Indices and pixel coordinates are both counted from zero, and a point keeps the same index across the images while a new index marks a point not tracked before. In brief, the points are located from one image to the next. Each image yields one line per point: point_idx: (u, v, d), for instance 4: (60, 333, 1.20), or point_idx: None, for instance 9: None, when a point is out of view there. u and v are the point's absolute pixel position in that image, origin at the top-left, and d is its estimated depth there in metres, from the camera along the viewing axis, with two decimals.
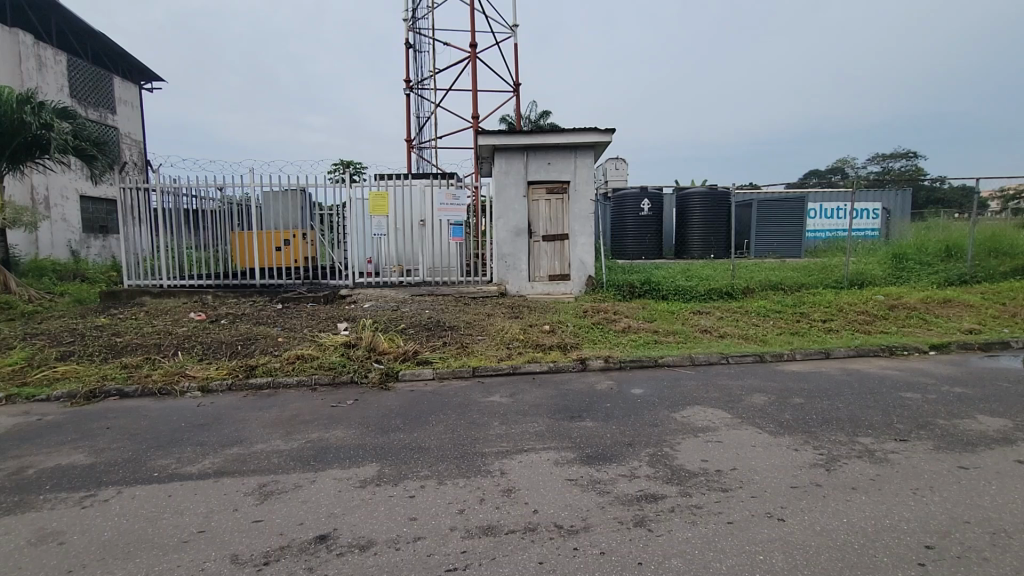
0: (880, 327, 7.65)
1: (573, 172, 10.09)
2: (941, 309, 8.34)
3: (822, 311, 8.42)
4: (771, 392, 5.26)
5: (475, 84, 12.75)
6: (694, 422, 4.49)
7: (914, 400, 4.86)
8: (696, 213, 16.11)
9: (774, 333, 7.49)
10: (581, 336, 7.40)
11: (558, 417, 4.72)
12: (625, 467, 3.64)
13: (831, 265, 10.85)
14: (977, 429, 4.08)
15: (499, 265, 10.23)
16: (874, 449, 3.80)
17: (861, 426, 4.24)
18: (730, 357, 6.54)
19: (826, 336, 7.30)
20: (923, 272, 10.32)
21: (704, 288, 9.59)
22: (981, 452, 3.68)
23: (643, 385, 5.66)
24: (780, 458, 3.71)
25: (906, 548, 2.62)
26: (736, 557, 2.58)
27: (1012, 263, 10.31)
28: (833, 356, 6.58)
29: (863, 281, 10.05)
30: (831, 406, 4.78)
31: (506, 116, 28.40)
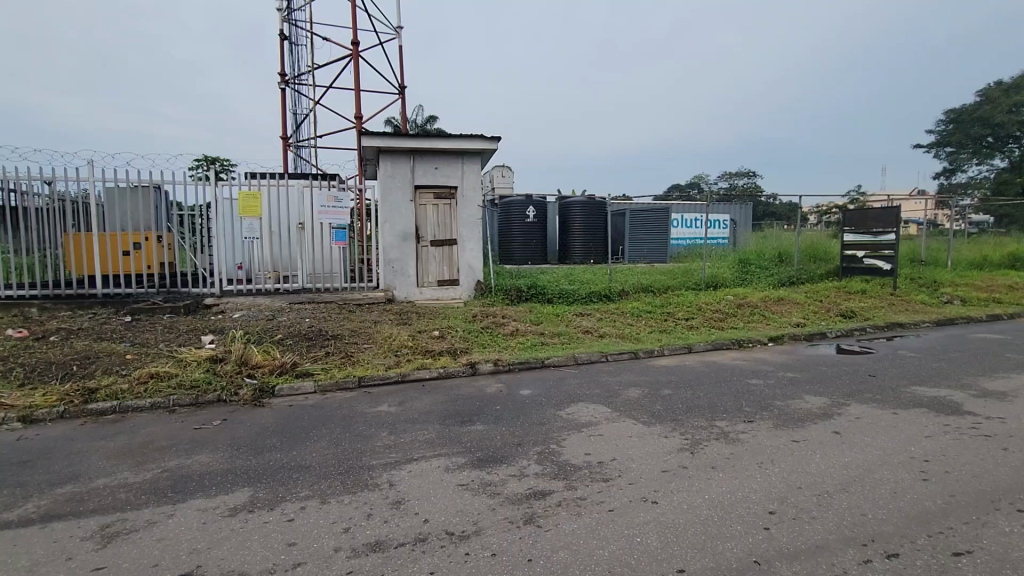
0: (731, 323, 8.71)
1: (460, 177, 10.14)
2: (776, 306, 9.72)
3: (685, 310, 9.37)
4: (644, 386, 5.74)
5: (358, 83, 12.33)
6: (578, 418, 4.74)
7: (758, 385, 5.61)
8: (578, 220, 17.08)
9: (645, 332, 8.18)
10: (470, 341, 7.45)
11: (448, 422, 4.71)
12: (514, 467, 3.73)
13: (691, 269, 12.11)
14: (805, 407, 4.83)
15: (386, 271, 9.95)
16: (728, 430, 4.32)
17: (718, 411, 4.79)
18: (609, 355, 7.01)
19: (689, 333, 8.13)
20: (762, 274, 11.95)
21: (585, 291, 10.18)
22: (808, 426, 4.35)
23: (531, 386, 5.86)
24: (652, 446, 4.05)
25: (755, 515, 3.00)
26: (616, 543, 2.76)
27: (827, 267, 12.35)
28: (695, 350, 7.36)
29: (717, 283, 11.36)
30: (693, 395, 5.35)
31: (391, 119, 27.82)
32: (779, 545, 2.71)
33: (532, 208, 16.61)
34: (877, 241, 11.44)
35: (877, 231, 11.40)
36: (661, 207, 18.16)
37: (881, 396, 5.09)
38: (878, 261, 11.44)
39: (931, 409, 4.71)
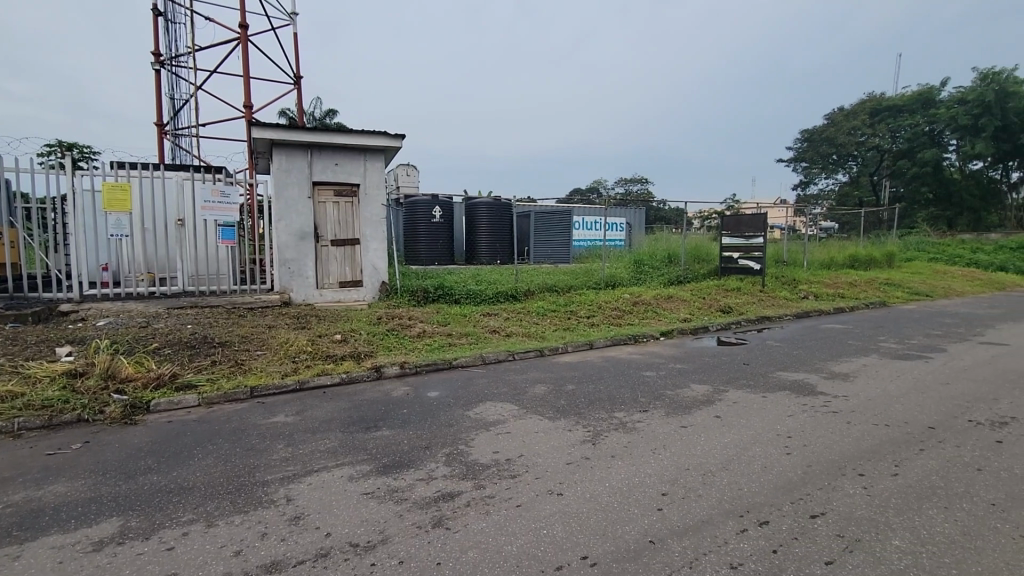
0: (627, 319, 9.28)
1: (362, 174, 9.76)
2: (666, 303, 10.52)
3: (587, 308, 9.83)
4: (549, 382, 5.93)
5: (247, 70, 11.44)
6: (486, 417, 4.79)
7: (652, 377, 6.05)
8: (484, 221, 17.22)
9: (550, 330, 8.44)
10: (374, 344, 7.22)
11: (352, 429, 4.53)
12: (422, 470, 3.68)
13: (591, 268, 12.71)
14: (692, 395, 5.29)
15: (281, 272, 9.32)
16: (626, 420, 4.60)
17: (616, 403, 5.09)
18: (515, 354, 7.14)
19: (590, 330, 8.53)
20: (654, 274, 12.87)
21: (492, 292, 10.28)
22: (694, 413, 4.76)
23: (438, 387, 5.81)
24: (557, 440, 4.20)
25: (650, 498, 3.23)
26: (524, 537, 2.83)
27: (708, 266, 13.61)
28: (596, 346, 7.74)
29: (615, 282, 12.04)
30: (595, 388, 5.63)
31: (286, 110, 26.22)
32: (671, 524, 2.93)
33: (437, 209, 16.43)
34: (748, 244, 12.80)
35: (748, 235, 12.77)
36: (563, 211, 18.84)
37: (753, 382, 5.72)
38: (750, 261, 12.78)
39: (792, 391, 5.38)
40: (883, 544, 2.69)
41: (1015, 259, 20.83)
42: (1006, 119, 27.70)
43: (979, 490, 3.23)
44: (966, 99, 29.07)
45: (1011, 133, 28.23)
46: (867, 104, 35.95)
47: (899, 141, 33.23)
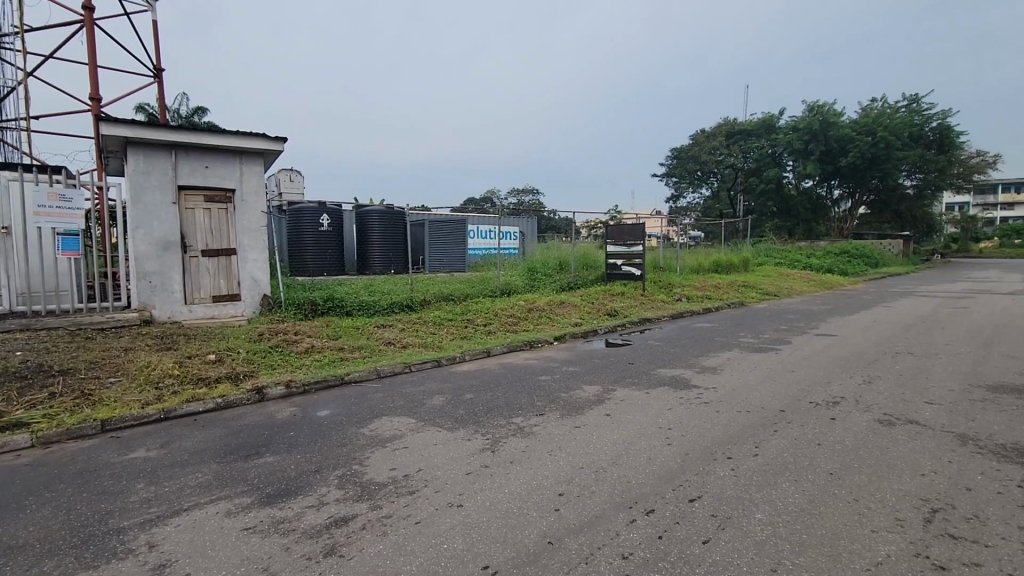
0: (522, 326, 9.51)
1: (237, 179, 8.98)
2: (559, 308, 10.96)
3: (483, 316, 9.92)
4: (447, 392, 5.87)
5: (94, 57, 10.02)
6: (382, 433, 4.61)
7: (546, 381, 6.25)
8: (375, 230, 16.67)
9: (446, 339, 8.38)
10: (255, 363, 6.64)
11: (229, 459, 4.11)
12: (312, 497, 3.44)
13: (487, 277, 12.85)
14: (584, 395, 5.56)
15: (140, 286, 8.23)
16: (523, 425, 4.70)
17: (514, 409, 5.18)
18: (412, 365, 6.98)
19: (487, 338, 8.60)
20: (547, 281, 13.36)
21: (386, 302, 9.97)
22: (587, 413, 5.00)
23: (329, 406, 5.48)
24: (456, 450, 4.17)
25: (547, 500, 3.32)
26: (424, 554, 2.76)
27: (596, 273, 14.43)
28: (493, 353, 7.83)
29: (510, 290, 12.28)
30: (492, 395, 5.69)
31: (144, 106, 23.44)
32: (567, 523, 3.04)
33: (325, 216, 15.58)
34: (630, 252, 13.77)
35: (630, 244, 13.73)
36: (458, 219, 18.83)
37: (638, 380, 6.14)
38: (633, 268, 13.77)
39: (671, 386, 5.86)
40: (748, 519, 3.02)
41: (837, 264, 24.70)
42: (828, 145, 32.73)
43: (819, 462, 3.77)
44: (798, 127, 33.95)
45: (832, 157, 33.41)
46: (724, 127, 40.58)
47: (749, 161, 37.93)
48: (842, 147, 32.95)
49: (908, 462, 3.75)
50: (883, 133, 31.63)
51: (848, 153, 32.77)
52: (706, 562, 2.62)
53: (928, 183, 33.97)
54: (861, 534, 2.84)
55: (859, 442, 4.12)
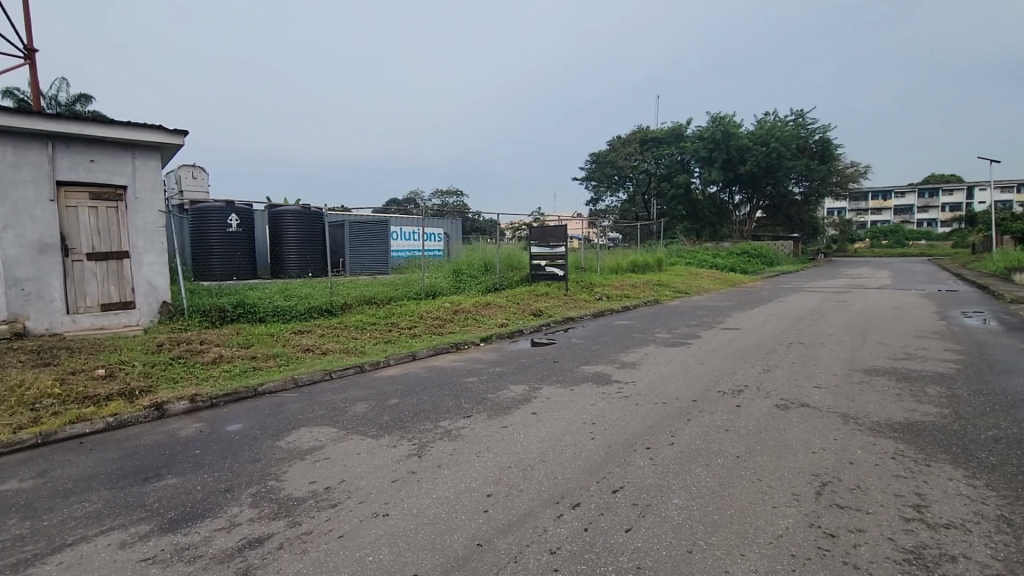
0: (448, 328, 9.43)
1: (130, 175, 8.15)
2: (485, 309, 10.98)
3: (408, 319, 9.72)
4: (371, 399, 5.68)
5: None
6: (300, 446, 4.37)
7: (473, 382, 6.24)
8: (291, 230, 15.81)
9: (369, 344, 8.11)
10: (154, 376, 6.05)
11: (124, 484, 3.71)
12: (222, 518, 3.19)
13: (411, 279, 12.59)
14: (511, 395, 5.60)
15: (10, 294, 7.22)
16: (451, 428, 4.65)
17: (441, 412, 5.12)
18: (333, 372, 6.68)
19: (411, 341, 8.44)
20: (473, 282, 13.35)
21: (303, 307, 9.48)
22: (514, 412, 5.04)
23: (241, 419, 5.11)
24: (381, 458, 4.05)
25: (475, 502, 3.31)
26: (349, 569, 2.65)
27: (521, 273, 14.63)
28: (419, 356, 7.69)
29: (435, 292, 12.13)
30: (418, 400, 5.57)
31: (11, 90, 20.67)
32: (495, 523, 3.04)
33: (233, 215, 14.56)
34: (553, 253, 14.08)
35: (554, 245, 14.04)
36: (380, 220, 18.43)
37: (562, 377, 6.30)
38: (556, 269, 14.11)
39: (593, 383, 6.06)
40: (666, 505, 3.19)
41: (739, 263, 26.84)
42: (729, 154, 35.52)
43: (727, 446, 4.06)
44: (703, 136, 36.54)
45: (733, 165, 36.26)
46: (638, 135, 42.73)
47: (660, 167, 40.25)
48: (741, 155, 35.85)
49: (802, 441, 4.15)
50: (775, 144, 34.82)
51: (746, 161, 35.73)
52: (629, 550, 2.73)
53: (812, 190, 37.85)
54: (764, 511, 3.10)
55: (761, 426, 4.49)
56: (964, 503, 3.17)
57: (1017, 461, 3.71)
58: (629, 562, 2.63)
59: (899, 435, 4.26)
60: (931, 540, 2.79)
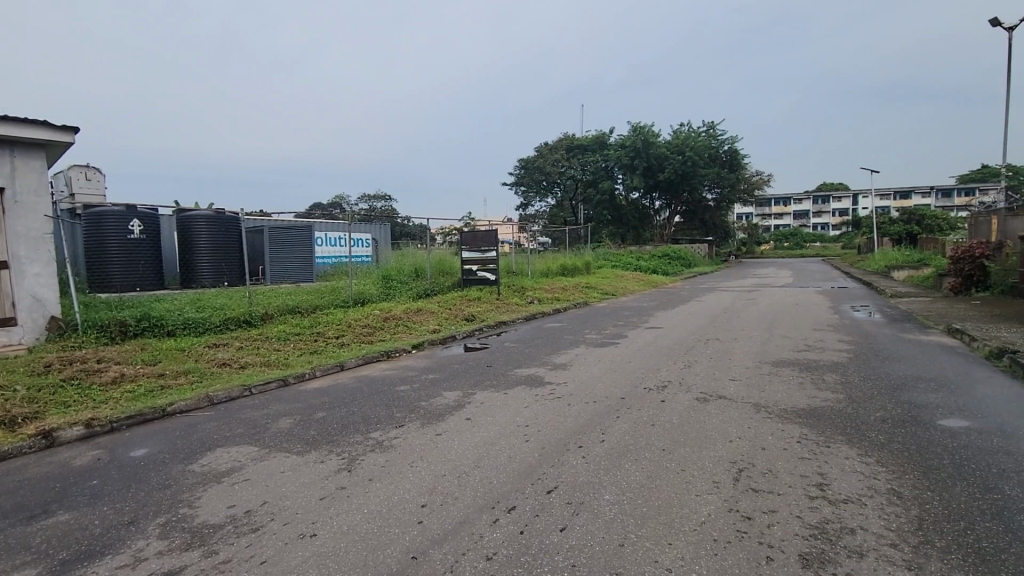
0: (378, 336, 9.17)
1: (8, 176, 7.24)
2: (416, 316, 10.78)
3: (334, 328, 9.34)
4: (296, 413, 5.39)
5: None
6: (218, 467, 4.07)
7: (406, 390, 6.10)
8: (203, 237, 14.72)
9: (293, 356, 7.70)
10: (41, 401, 5.39)
11: (4, 525, 3.27)
12: (126, 554, 2.90)
13: (337, 286, 12.13)
14: (444, 402, 5.54)
15: None
16: (382, 439, 4.51)
17: (371, 423, 4.95)
18: (253, 388, 6.27)
19: (339, 351, 8.11)
20: (403, 288, 13.08)
21: (218, 319, 8.84)
22: (448, 419, 4.98)
23: (147, 443, 4.67)
24: (307, 475, 3.85)
25: (408, 514, 3.22)
26: None
27: (452, 278, 14.52)
28: (347, 367, 7.40)
29: (363, 299, 11.76)
30: (347, 412, 5.36)
31: None
32: (431, 534, 2.99)
33: (135, 220, 13.33)
34: (484, 257, 14.10)
35: (485, 249, 14.07)
36: (304, 226, 17.66)
37: (496, 381, 6.31)
38: (488, 273, 14.15)
39: (526, 385, 6.12)
40: (599, 501, 3.28)
41: (661, 265, 28.26)
42: (649, 162, 37.40)
43: (654, 441, 4.25)
44: (625, 144, 38.24)
45: (653, 172, 38.18)
46: (564, 142, 43.93)
47: (586, 173, 41.59)
48: (660, 163, 37.83)
49: (720, 431, 4.43)
50: (690, 153, 37.09)
51: (665, 169, 37.79)
52: (564, 549, 2.78)
53: (724, 196, 40.69)
54: (688, 500, 3.26)
55: (683, 419, 4.74)
56: (859, 479, 3.51)
57: (900, 438, 4.17)
58: (565, 561, 2.68)
59: (803, 421, 4.66)
60: (833, 515, 3.07)
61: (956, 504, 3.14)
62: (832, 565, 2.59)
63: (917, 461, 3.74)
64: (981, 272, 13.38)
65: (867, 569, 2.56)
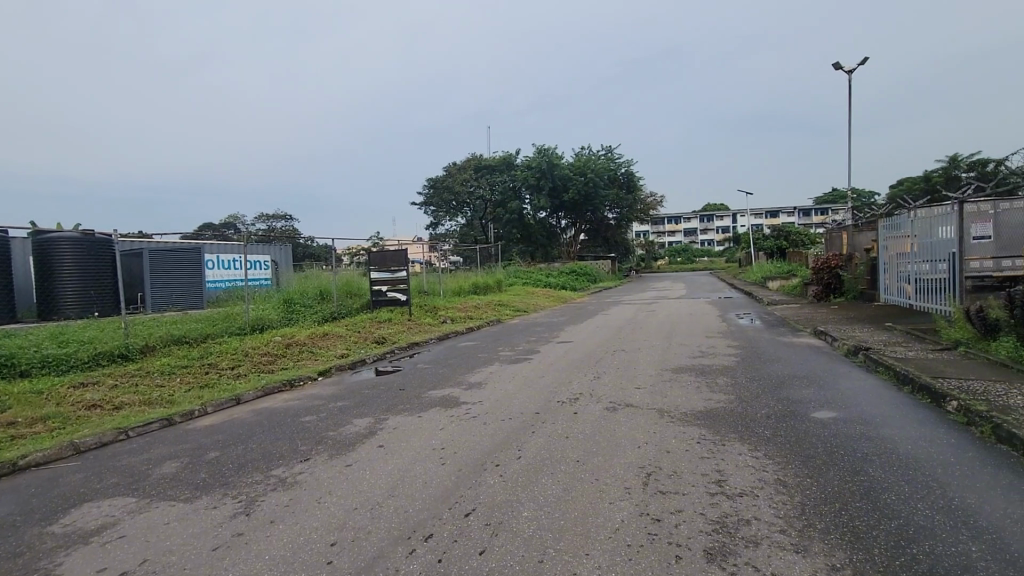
0: (279, 364, 8.55)
1: None
2: (321, 341, 10.21)
3: (229, 358, 8.58)
4: (184, 456, 4.84)
5: None
6: (86, 526, 3.53)
7: (311, 421, 5.72)
8: (67, 261, 12.95)
9: (180, 392, 6.93)
10: None
11: None
12: None
13: (232, 312, 11.18)
14: (354, 430, 5.26)
15: None
16: (286, 476, 4.18)
17: (273, 459, 4.57)
18: (131, 431, 5.55)
19: (234, 384, 7.43)
20: (307, 312, 12.38)
21: (85, 355, 7.77)
22: (358, 448, 4.74)
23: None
24: (197, 525, 3.45)
25: (316, 555, 3.00)
26: None
27: (360, 300, 13.99)
28: (244, 400, 6.80)
29: (262, 325, 10.94)
30: (245, 449, 4.91)
31: None
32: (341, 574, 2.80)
33: None
34: (394, 277, 13.75)
35: (394, 269, 13.71)
36: (191, 248, 16.25)
37: (410, 405, 6.12)
38: (398, 294, 13.80)
39: (440, 407, 6.00)
40: (517, 519, 3.27)
41: (569, 281, 29.33)
42: (555, 182, 38.97)
43: (568, 453, 4.33)
44: (531, 166, 39.54)
45: (558, 192, 39.79)
46: (472, 162, 44.51)
47: (495, 193, 42.36)
48: (564, 184, 39.54)
49: (629, 438, 4.63)
50: (591, 175, 39.19)
51: (569, 189, 39.56)
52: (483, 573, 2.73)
53: (623, 215, 43.35)
54: (603, 508, 3.36)
55: (595, 429, 4.90)
56: (751, 472, 3.83)
57: (782, 432, 4.62)
58: None
59: (701, 422, 5.01)
60: (731, 508, 3.31)
61: (830, 488, 3.52)
62: (733, 556, 2.78)
63: (797, 452, 4.16)
64: (837, 281, 15.38)
65: (762, 556, 2.78)
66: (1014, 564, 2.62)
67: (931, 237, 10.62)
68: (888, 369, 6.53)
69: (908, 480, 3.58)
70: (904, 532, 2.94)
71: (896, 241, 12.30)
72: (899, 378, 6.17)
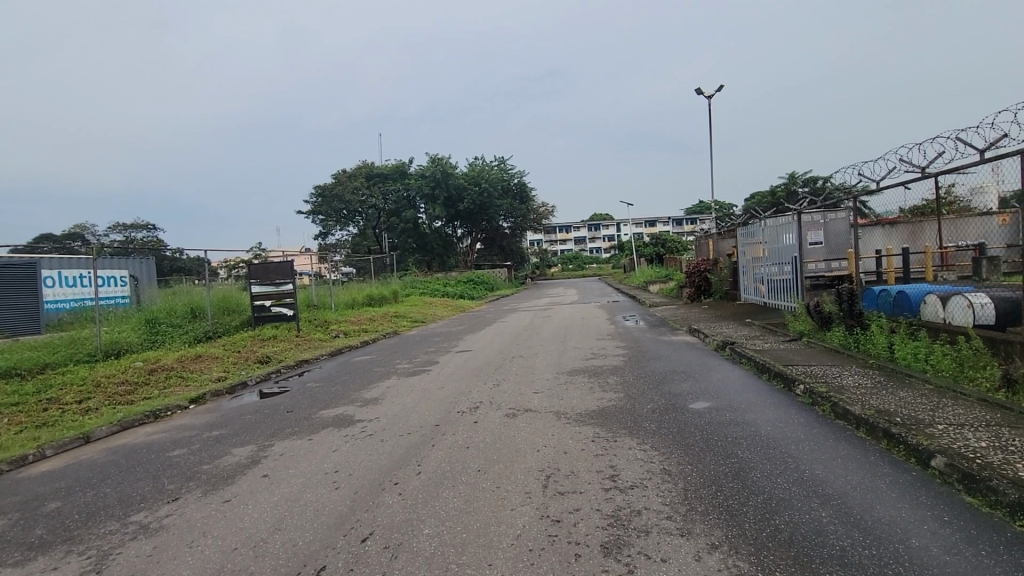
0: (141, 394, 7.49)
1: None
2: (193, 364, 9.15)
3: (75, 391, 7.35)
4: (12, 511, 4.04)
5: None
6: None
7: (180, 456, 5.08)
8: None
9: (7, 435, 5.79)
10: None
11: None
12: None
13: (80, 336, 9.64)
14: (234, 461, 4.78)
15: None
16: (148, 522, 3.66)
17: (132, 504, 3.99)
18: None
19: (83, 420, 6.38)
20: (176, 334, 11.03)
21: None
22: (237, 481, 4.29)
23: None
24: None
25: None
26: None
27: (240, 317, 12.77)
28: (95, 438, 5.86)
29: (118, 350, 9.55)
30: (96, 495, 4.23)
31: None
32: None
33: None
34: (279, 291, 12.76)
35: (279, 283, 12.70)
36: (25, 263, 13.80)
37: (299, 428, 5.68)
38: (283, 308, 12.81)
39: (333, 427, 5.64)
40: (418, 538, 3.17)
41: (467, 290, 29.37)
42: (450, 191, 38.84)
43: (469, 463, 4.29)
44: (424, 174, 39.19)
45: (453, 202, 39.80)
46: (363, 170, 43.08)
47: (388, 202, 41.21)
48: (459, 194, 39.63)
49: (529, 443, 4.70)
50: (485, 185, 39.77)
51: (463, 199, 39.72)
52: None
53: (518, 225, 44.52)
54: (505, 515, 3.38)
55: (495, 437, 4.92)
56: (641, 465, 4.08)
57: (666, 424, 5.00)
58: None
59: (595, 421, 5.25)
60: (625, 501, 3.50)
61: (707, 472, 3.87)
62: (627, 547, 2.93)
63: (679, 442, 4.52)
64: (708, 283, 16.99)
65: (653, 543, 2.96)
66: (855, 523, 3.06)
67: (779, 244, 12.13)
68: (750, 360, 7.34)
69: (769, 458, 4.04)
70: (769, 505, 3.32)
71: (751, 247, 13.95)
72: (760, 367, 6.96)
